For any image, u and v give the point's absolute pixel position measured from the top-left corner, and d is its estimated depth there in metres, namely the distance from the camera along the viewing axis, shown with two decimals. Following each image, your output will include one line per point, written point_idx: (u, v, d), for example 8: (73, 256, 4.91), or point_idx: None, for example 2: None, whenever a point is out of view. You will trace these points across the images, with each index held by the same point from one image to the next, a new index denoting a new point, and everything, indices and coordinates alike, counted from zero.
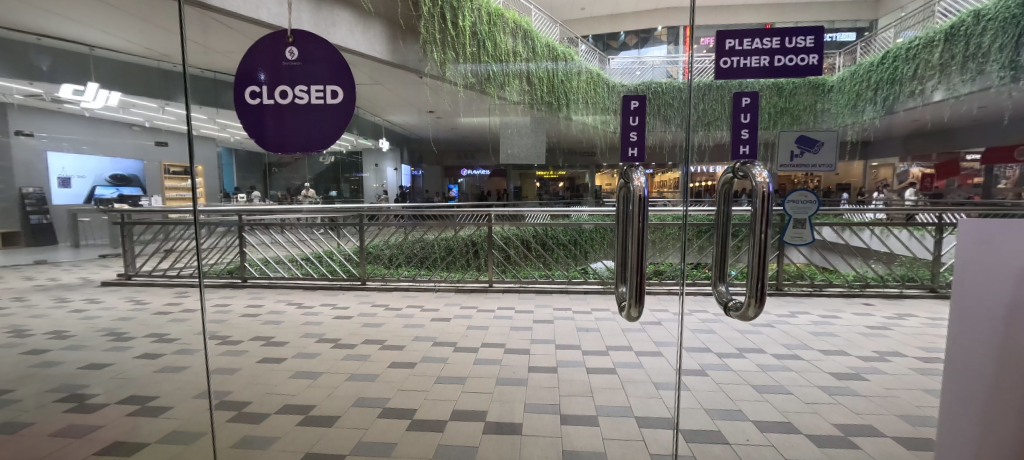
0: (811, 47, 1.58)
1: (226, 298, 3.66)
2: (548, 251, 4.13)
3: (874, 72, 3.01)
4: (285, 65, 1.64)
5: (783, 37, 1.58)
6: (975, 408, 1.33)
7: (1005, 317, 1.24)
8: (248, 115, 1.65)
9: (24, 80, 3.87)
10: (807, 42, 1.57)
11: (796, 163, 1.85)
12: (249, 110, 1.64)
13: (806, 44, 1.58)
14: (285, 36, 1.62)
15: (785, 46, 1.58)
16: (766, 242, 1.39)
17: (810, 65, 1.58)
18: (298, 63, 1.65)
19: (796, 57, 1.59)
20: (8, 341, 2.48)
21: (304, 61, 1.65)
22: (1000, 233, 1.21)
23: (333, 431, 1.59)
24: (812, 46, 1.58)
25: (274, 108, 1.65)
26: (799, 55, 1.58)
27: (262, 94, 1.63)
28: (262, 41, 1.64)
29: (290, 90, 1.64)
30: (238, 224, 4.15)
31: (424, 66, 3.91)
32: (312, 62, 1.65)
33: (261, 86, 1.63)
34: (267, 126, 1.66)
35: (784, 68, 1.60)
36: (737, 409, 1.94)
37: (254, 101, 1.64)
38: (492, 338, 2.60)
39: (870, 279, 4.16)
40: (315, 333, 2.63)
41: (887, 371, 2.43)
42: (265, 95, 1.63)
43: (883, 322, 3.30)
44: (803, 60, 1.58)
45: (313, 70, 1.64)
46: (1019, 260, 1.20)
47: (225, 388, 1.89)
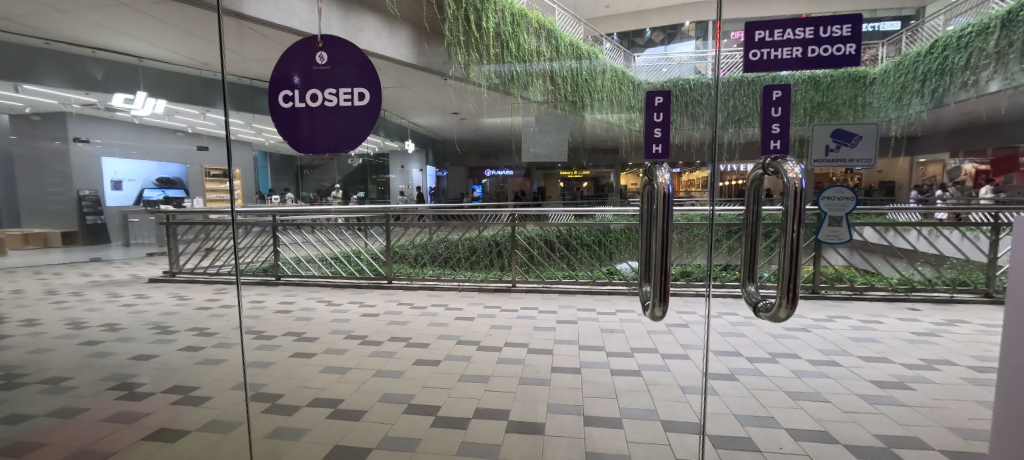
0: (847, 37, 1.52)
1: (261, 295, 3.81)
2: (572, 251, 4.12)
3: (921, 62, 2.87)
4: (315, 69, 1.69)
5: (817, 27, 1.51)
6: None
7: None
8: (282, 118, 1.72)
9: (81, 90, 4.09)
10: (843, 31, 1.51)
11: (831, 158, 1.77)
12: (283, 113, 1.71)
13: (842, 33, 1.52)
14: (315, 42, 1.70)
15: (818, 36, 1.52)
16: (800, 241, 1.34)
17: (846, 55, 1.53)
18: (327, 67, 1.70)
19: (832, 47, 1.53)
20: (67, 333, 2.67)
21: (333, 65, 1.69)
22: None
23: (360, 425, 1.63)
24: (848, 35, 1.51)
25: (306, 111, 1.70)
26: (834, 45, 1.52)
27: (294, 97, 1.69)
28: (294, 48, 1.71)
29: (319, 93, 1.69)
30: (272, 224, 4.29)
31: (449, 68, 3.97)
32: (340, 66, 1.69)
33: (293, 90, 1.69)
34: (300, 128, 1.72)
35: (818, 59, 1.55)
36: (770, 416, 1.88)
37: (287, 105, 1.70)
38: (515, 337, 2.61)
39: (918, 282, 3.91)
40: (343, 330, 2.71)
41: (935, 380, 2.29)
42: (296, 99, 1.69)
43: (930, 328, 3.11)
44: (839, 50, 1.53)
45: (341, 73, 1.69)
46: None
47: (260, 381, 1.98)
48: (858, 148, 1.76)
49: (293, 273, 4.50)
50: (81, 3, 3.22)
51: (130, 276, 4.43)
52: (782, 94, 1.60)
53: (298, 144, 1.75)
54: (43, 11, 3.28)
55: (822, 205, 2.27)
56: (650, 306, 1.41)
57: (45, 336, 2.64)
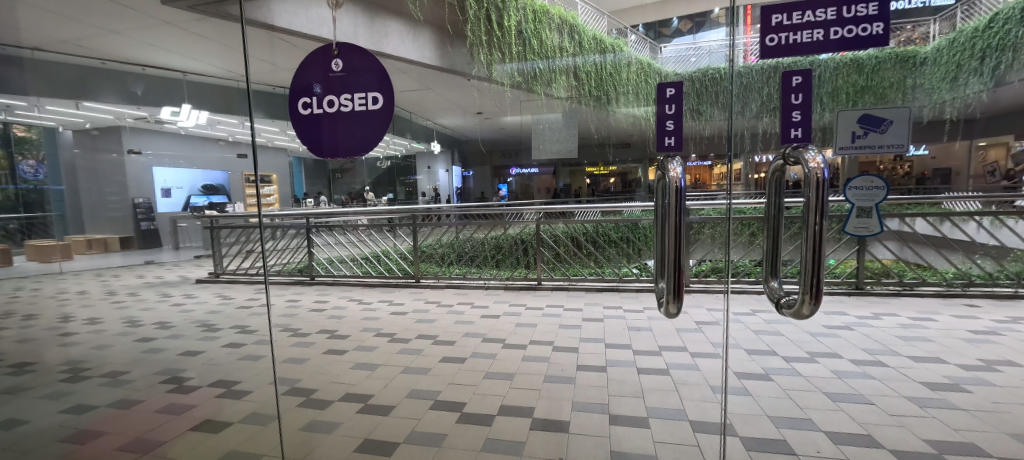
0: (875, 15, 1.44)
1: (298, 294, 3.98)
2: (600, 249, 4.14)
3: (980, 38, 2.58)
4: (331, 76, 1.74)
5: (840, 7, 1.45)
6: None
7: None
8: (301, 124, 1.79)
9: (133, 105, 4.45)
10: (870, 9, 1.43)
11: (859, 145, 1.68)
12: (302, 120, 1.77)
13: (869, 12, 1.43)
14: (330, 50, 1.74)
15: (841, 16, 1.45)
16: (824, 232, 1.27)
17: (874, 35, 1.44)
18: (343, 74, 1.75)
19: (858, 27, 1.45)
20: (124, 330, 2.88)
21: (347, 72, 1.75)
22: None
23: (389, 420, 1.68)
24: (876, 13, 1.43)
25: (322, 117, 1.76)
26: (861, 25, 1.44)
27: (312, 104, 1.75)
28: (311, 56, 1.76)
29: (336, 99, 1.75)
30: (306, 227, 4.45)
31: (472, 67, 3.98)
32: (354, 72, 1.75)
33: (311, 97, 1.75)
34: (318, 133, 1.79)
35: (841, 41, 1.48)
36: (807, 418, 1.80)
37: (305, 111, 1.76)
38: (540, 335, 2.62)
39: (976, 277, 3.62)
40: (373, 328, 2.80)
41: (997, 383, 2.13)
42: (315, 106, 1.75)
43: (991, 327, 2.89)
44: (865, 30, 1.44)
45: (356, 79, 1.75)
46: None
47: (295, 376, 2.07)
48: (890, 133, 1.64)
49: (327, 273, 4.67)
50: (130, 23, 3.45)
51: (180, 277, 4.72)
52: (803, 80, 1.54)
53: (319, 150, 1.82)
54: (98, 33, 3.55)
55: (849, 196, 2.12)
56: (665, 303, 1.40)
57: (105, 333, 2.87)
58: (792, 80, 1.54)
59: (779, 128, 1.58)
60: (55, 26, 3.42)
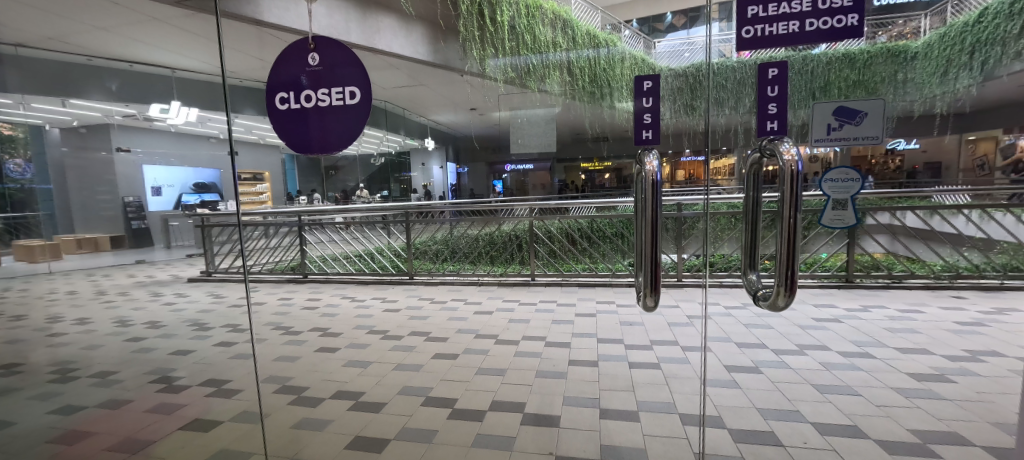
0: (850, 6, 1.44)
1: (290, 292, 3.98)
2: (593, 244, 4.09)
3: (970, 32, 2.54)
4: (308, 70, 1.74)
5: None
6: None
7: None
8: (279, 120, 1.79)
9: (122, 103, 4.08)
10: (845, 1, 1.44)
11: (835, 137, 1.68)
12: (280, 115, 1.78)
13: (844, 3, 1.44)
14: (307, 43, 1.73)
15: (817, 8, 1.46)
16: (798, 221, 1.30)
17: (849, 26, 1.45)
18: (319, 68, 1.74)
19: (833, 19, 1.45)
20: (114, 330, 2.87)
21: (324, 66, 1.74)
22: None
23: (381, 416, 1.69)
24: (851, 5, 1.44)
25: (300, 112, 1.76)
26: (835, 16, 1.45)
27: (289, 99, 1.75)
28: (287, 51, 1.76)
29: (313, 93, 1.75)
30: (298, 224, 4.46)
31: (465, 63, 4.05)
32: (331, 66, 1.74)
33: (289, 92, 1.75)
34: (295, 128, 1.78)
35: (817, 33, 1.47)
36: (795, 410, 1.82)
37: (282, 107, 1.77)
38: (533, 331, 2.63)
39: (964, 269, 3.66)
40: (366, 325, 2.80)
41: (981, 373, 2.17)
42: (292, 101, 1.75)
43: (977, 318, 2.94)
44: (840, 22, 1.45)
45: (332, 73, 1.74)
46: None
47: (287, 374, 2.08)
48: (863, 125, 1.66)
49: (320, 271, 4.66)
50: (117, 19, 3.42)
51: (172, 276, 4.71)
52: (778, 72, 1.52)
53: (297, 144, 1.82)
54: (86, 30, 3.52)
55: (826, 188, 2.14)
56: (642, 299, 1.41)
57: (95, 333, 2.85)
58: (767, 72, 1.53)
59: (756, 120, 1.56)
60: (41, 22, 3.38)
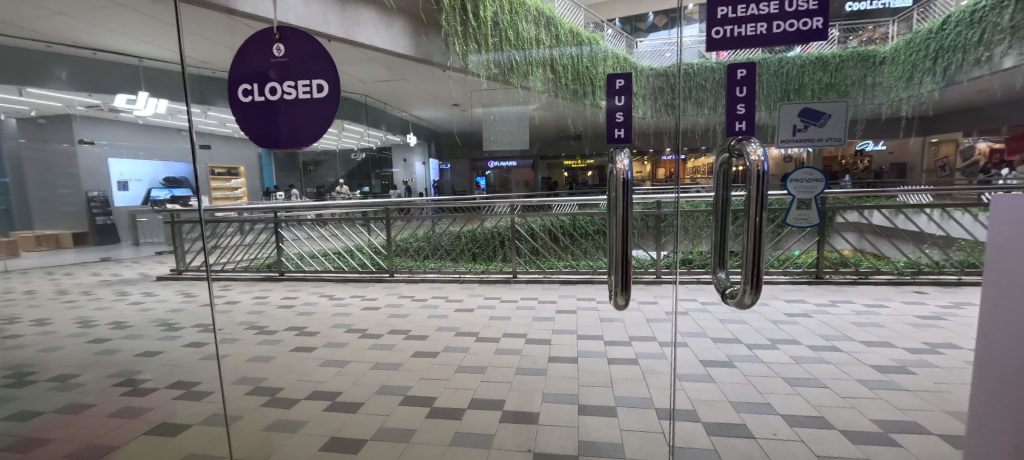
0: (815, 10, 1.47)
1: (265, 291, 3.88)
2: (575, 242, 4.15)
3: (934, 39, 2.77)
4: (273, 62, 1.70)
5: (782, 1, 1.48)
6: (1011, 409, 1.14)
7: None
8: (242, 112, 1.74)
9: (84, 92, 4.07)
10: (810, 4, 1.47)
11: (800, 138, 1.73)
12: (244, 108, 1.73)
13: (809, 6, 1.47)
14: (272, 34, 1.69)
15: (784, 10, 1.49)
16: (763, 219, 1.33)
17: (814, 29, 1.49)
18: (284, 60, 1.70)
19: (799, 21, 1.49)
20: (76, 332, 2.74)
21: (289, 58, 1.70)
22: None
23: (359, 417, 1.67)
24: (816, 8, 1.47)
25: (265, 104, 1.72)
26: (801, 19, 1.48)
27: (253, 91, 1.71)
28: (250, 41, 1.71)
29: (279, 86, 1.71)
30: (275, 221, 4.31)
31: (447, 59, 3.90)
32: (297, 58, 1.70)
33: (253, 84, 1.71)
34: (259, 122, 1.75)
35: (784, 35, 1.51)
36: (766, 403, 1.88)
37: (246, 99, 1.72)
38: (514, 328, 2.64)
39: (925, 265, 3.82)
40: (344, 323, 2.76)
41: (938, 364, 2.28)
42: (257, 93, 1.71)
43: (936, 312, 3.09)
44: (806, 25, 1.48)
45: (298, 66, 1.70)
46: None
47: (261, 376, 2.03)
48: (827, 126, 1.71)
49: (297, 269, 4.55)
50: (78, 5, 3.26)
51: (140, 275, 4.54)
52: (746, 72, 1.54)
53: (261, 138, 1.77)
54: (44, 15, 3.34)
55: (791, 187, 2.19)
56: (613, 296, 1.42)
57: (55, 334, 2.73)
58: (737, 73, 1.58)
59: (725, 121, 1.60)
60: None
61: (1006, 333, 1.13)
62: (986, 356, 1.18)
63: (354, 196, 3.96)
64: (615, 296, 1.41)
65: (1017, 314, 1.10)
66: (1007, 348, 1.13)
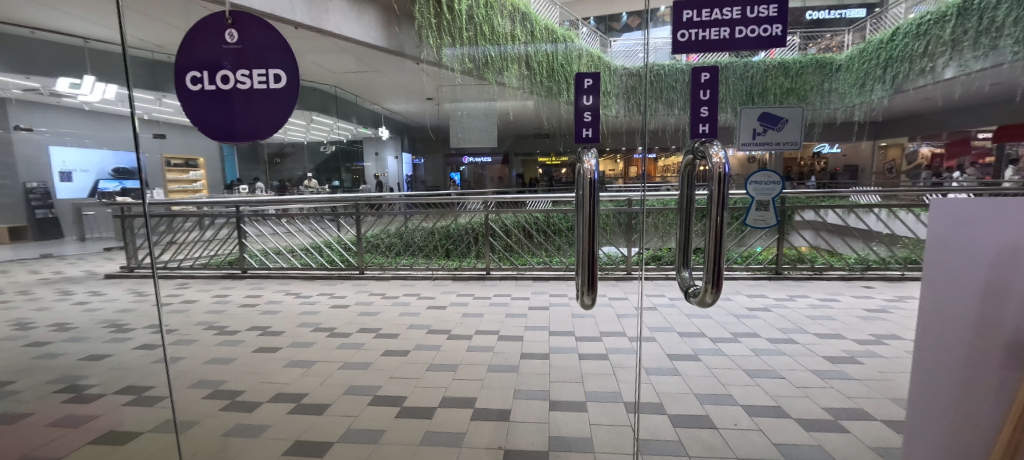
0: (774, 17, 1.54)
1: (226, 289, 3.72)
2: (548, 238, 4.19)
3: (883, 50, 2.87)
4: (226, 48, 1.62)
5: (744, 7, 1.54)
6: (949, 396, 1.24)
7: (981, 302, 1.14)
8: (191, 101, 1.66)
9: (21, 75, 3.86)
10: (770, 11, 1.53)
11: (760, 142, 1.81)
12: (193, 97, 1.64)
13: (769, 14, 1.54)
14: (224, 18, 1.61)
15: (746, 16, 1.54)
16: (725, 218, 1.38)
17: (772, 35, 1.55)
18: (238, 47, 1.63)
19: (759, 27, 1.54)
20: (11, 334, 2.54)
21: (244, 45, 1.63)
22: (982, 214, 1.09)
23: (325, 419, 1.63)
24: (775, 15, 1.54)
25: (216, 93, 1.64)
26: (762, 25, 1.54)
27: (203, 79, 1.63)
28: (200, 26, 1.63)
29: (231, 74, 1.63)
30: (236, 216, 4.14)
31: (421, 52, 3.90)
32: (250, 46, 1.63)
33: (202, 71, 1.62)
34: (208, 112, 1.66)
35: (746, 40, 1.56)
36: (728, 394, 1.96)
37: (196, 87, 1.64)
38: (486, 325, 2.63)
39: (873, 262, 4.08)
40: (310, 322, 2.68)
41: (883, 354, 2.44)
42: (207, 81, 1.63)
43: (882, 305, 3.31)
44: (766, 31, 1.55)
45: (251, 54, 1.63)
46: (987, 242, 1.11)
47: (220, 378, 1.94)
48: (784, 131, 1.79)
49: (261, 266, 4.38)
50: None
51: (86, 273, 4.26)
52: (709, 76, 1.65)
53: (211, 130, 1.68)
54: None
55: (751, 189, 2.31)
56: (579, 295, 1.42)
57: None
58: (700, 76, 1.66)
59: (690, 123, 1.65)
60: None
61: (942, 327, 1.22)
62: (923, 346, 1.26)
63: (321, 190, 3.83)
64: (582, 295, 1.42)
65: (951, 307, 1.19)
66: (944, 342, 1.21)
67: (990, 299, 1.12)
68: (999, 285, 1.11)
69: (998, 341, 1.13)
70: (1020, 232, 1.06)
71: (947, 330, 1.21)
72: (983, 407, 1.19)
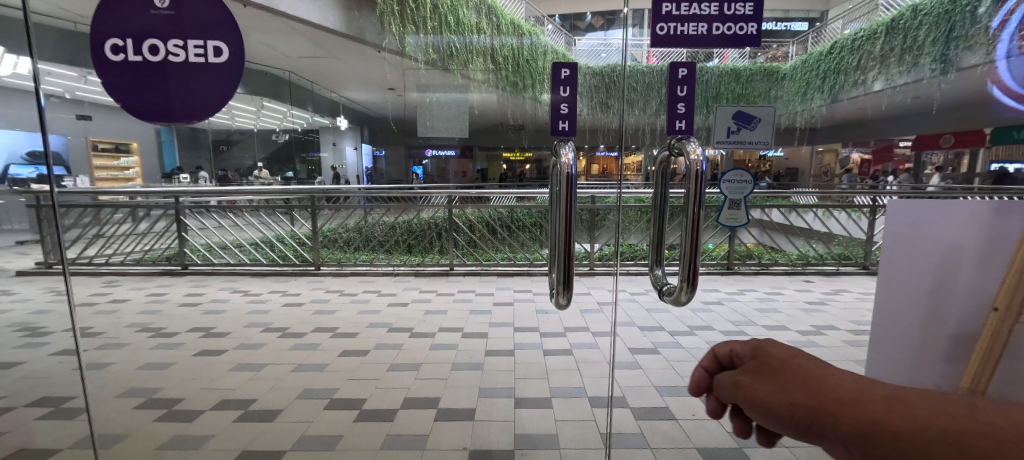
0: (750, 15, 1.57)
1: (163, 286, 3.42)
2: (513, 235, 4.18)
3: (823, 62, 2.85)
4: (153, 14, 1.47)
5: (722, 3, 1.57)
6: None
7: (929, 316, 0.98)
8: (113, 75, 1.49)
9: None
10: (747, 9, 1.56)
11: (733, 139, 1.89)
12: (115, 69, 1.48)
13: (746, 12, 1.58)
14: None
15: (724, 13, 1.57)
16: (699, 217, 1.40)
17: (749, 34, 1.59)
18: (169, 13, 1.47)
19: (736, 25, 1.58)
20: None
21: (176, 12, 1.48)
22: (931, 214, 0.98)
23: (275, 426, 1.52)
24: (751, 13, 1.57)
25: (143, 66, 1.48)
26: (739, 23, 1.58)
27: (126, 49, 1.47)
28: None
29: (160, 44, 1.47)
30: (176, 207, 3.87)
31: (382, 39, 3.79)
32: (187, 15, 1.49)
33: (125, 40, 1.46)
34: (137, 86, 1.50)
35: (723, 37, 1.60)
36: (686, 386, 2.01)
37: (118, 58, 1.47)
38: (450, 322, 2.58)
39: (812, 258, 4.39)
40: (260, 322, 2.51)
41: (822, 344, 2.61)
42: (131, 52, 1.47)
43: (821, 297, 3.57)
44: (742, 29, 1.58)
45: (187, 24, 1.49)
46: (937, 245, 0.97)
47: (156, 386, 1.78)
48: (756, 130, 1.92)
49: (206, 263, 4.09)
50: None
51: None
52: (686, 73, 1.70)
53: (141, 109, 1.53)
54: None
55: (725, 189, 2.27)
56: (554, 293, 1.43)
57: None
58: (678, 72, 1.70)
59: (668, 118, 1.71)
60: None
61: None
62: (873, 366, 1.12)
63: (274, 182, 3.55)
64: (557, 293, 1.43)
65: (900, 321, 1.04)
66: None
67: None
68: (943, 295, 0.96)
69: (938, 365, 0.98)
70: (964, 234, 0.94)
71: (893, 346, 1.07)
72: None
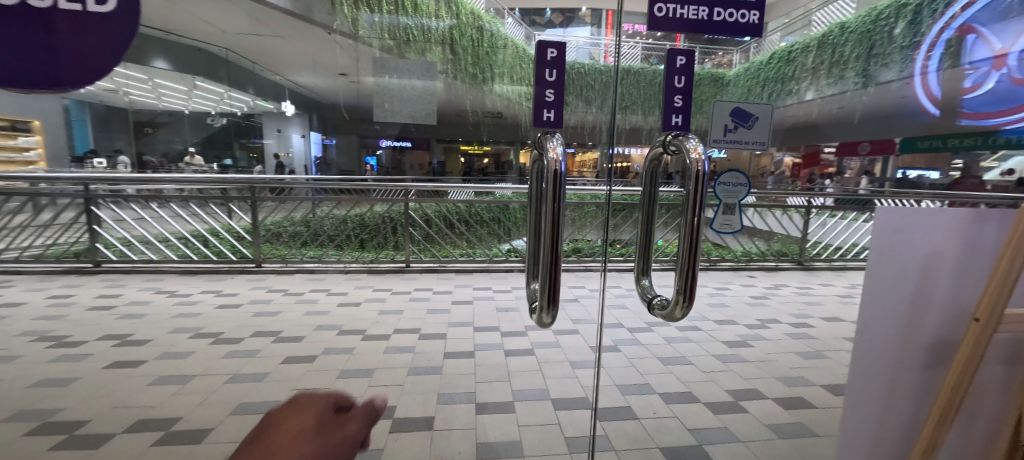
0: (752, 3, 1.54)
1: (72, 287, 3.03)
2: (470, 229, 4.09)
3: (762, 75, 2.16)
4: None
5: None
6: (882, 394, 1.42)
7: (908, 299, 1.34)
8: None
9: None
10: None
11: (730, 139, 1.78)
12: None
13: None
14: None
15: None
16: (698, 225, 1.26)
17: (751, 22, 1.55)
18: None
19: (739, 12, 1.54)
20: None
21: None
22: (909, 225, 1.30)
23: (202, 448, 1.35)
24: (754, 1, 1.53)
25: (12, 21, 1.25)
26: (742, 10, 1.54)
27: None
28: None
29: None
30: (85, 196, 3.43)
31: (334, 20, 3.25)
32: None
33: None
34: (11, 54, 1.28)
35: (726, 24, 1.54)
36: (647, 383, 2.01)
37: None
38: (405, 322, 2.45)
39: (754, 255, 4.67)
40: (188, 327, 2.25)
41: (768, 337, 2.72)
42: None
43: (763, 292, 3.77)
44: (745, 17, 1.54)
45: None
46: (917, 247, 1.31)
47: (55, 406, 1.54)
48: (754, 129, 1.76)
49: (127, 260, 3.65)
50: None
51: None
52: (686, 61, 1.54)
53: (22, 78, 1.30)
54: None
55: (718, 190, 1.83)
56: (534, 310, 1.31)
57: None
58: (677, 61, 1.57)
59: (663, 112, 1.61)
60: None
61: (879, 329, 1.39)
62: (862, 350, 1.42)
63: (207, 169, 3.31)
64: (539, 310, 1.28)
65: (887, 311, 1.37)
66: (878, 341, 1.39)
67: (918, 301, 1.34)
68: (925, 284, 1.32)
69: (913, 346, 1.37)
70: (934, 244, 1.30)
71: (881, 336, 1.39)
72: (902, 391, 1.42)
